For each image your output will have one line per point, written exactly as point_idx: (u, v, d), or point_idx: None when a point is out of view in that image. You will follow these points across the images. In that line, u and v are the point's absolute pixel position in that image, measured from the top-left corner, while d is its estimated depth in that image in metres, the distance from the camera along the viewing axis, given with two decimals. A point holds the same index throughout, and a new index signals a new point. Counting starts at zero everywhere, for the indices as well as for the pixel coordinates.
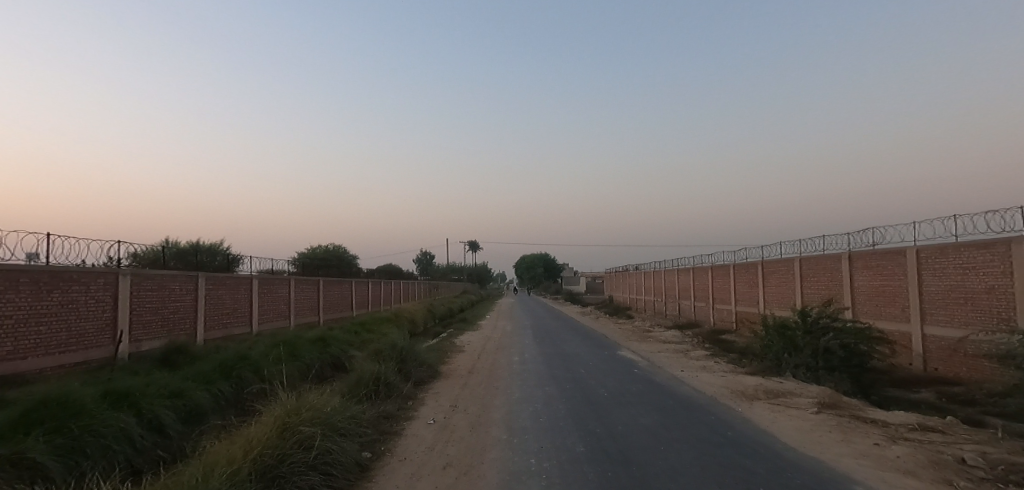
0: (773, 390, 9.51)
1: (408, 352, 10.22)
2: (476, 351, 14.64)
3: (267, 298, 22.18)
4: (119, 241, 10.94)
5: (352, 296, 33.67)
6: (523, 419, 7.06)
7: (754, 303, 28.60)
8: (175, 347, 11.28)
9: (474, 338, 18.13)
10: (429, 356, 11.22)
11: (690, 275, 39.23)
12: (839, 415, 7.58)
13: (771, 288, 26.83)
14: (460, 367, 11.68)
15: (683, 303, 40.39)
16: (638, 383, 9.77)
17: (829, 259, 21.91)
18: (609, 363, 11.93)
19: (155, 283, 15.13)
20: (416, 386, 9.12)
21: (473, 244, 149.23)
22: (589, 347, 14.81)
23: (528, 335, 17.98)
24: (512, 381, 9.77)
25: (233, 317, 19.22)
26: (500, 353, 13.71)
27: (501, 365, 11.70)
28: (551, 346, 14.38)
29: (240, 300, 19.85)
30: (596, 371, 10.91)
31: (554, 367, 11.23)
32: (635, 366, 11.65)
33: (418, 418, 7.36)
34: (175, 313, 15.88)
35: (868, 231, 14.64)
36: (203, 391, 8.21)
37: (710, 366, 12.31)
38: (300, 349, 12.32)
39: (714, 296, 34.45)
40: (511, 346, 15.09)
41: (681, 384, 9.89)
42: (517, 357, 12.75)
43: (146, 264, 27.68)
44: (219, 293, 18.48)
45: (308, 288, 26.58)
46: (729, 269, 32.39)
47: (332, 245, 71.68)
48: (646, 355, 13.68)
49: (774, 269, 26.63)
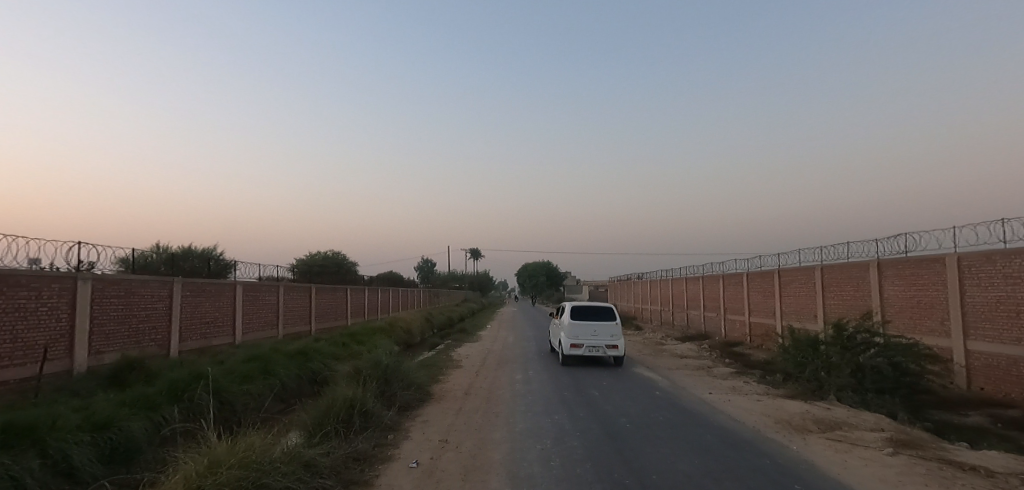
0: (825, 421, 8.04)
1: (393, 371, 8.74)
2: (475, 366, 13.22)
3: (253, 306, 20.78)
4: (79, 243, 9.53)
5: (347, 304, 32.27)
6: (530, 463, 5.62)
7: (771, 314, 27.06)
8: (129, 362, 9.80)
9: (474, 351, 16.71)
10: (419, 375, 9.73)
11: (699, 283, 37.70)
12: (920, 457, 6.14)
13: (789, 298, 25.37)
14: (456, 387, 10.26)
15: (691, 313, 38.84)
16: (663, 409, 8.33)
17: (855, 267, 20.42)
18: (626, 383, 10.50)
19: (122, 290, 13.73)
20: (401, 414, 7.66)
21: (474, 252, 147.88)
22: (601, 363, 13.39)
23: (533, 348, 16.53)
24: (516, 407, 8.34)
25: (213, 326, 17.79)
26: (502, 370, 12.28)
27: (503, 385, 10.29)
28: (558, 362, 12.95)
29: (223, 308, 18.46)
30: (612, 394, 9.49)
31: (564, 388, 9.80)
32: (656, 388, 10.22)
33: (397, 459, 5.87)
34: (144, 323, 14.45)
35: (901, 235, 13.20)
36: (141, 419, 6.74)
37: (741, 387, 10.84)
38: (275, 364, 10.85)
39: (726, 306, 32.90)
40: (514, 361, 13.66)
41: (713, 410, 8.46)
42: (520, 375, 11.33)
43: (130, 269, 26.30)
44: (197, 300, 17.06)
45: (299, 296, 25.16)
46: (743, 278, 30.88)
47: (331, 252, 70.22)
48: (664, 373, 12.23)
49: (793, 277, 25.11)
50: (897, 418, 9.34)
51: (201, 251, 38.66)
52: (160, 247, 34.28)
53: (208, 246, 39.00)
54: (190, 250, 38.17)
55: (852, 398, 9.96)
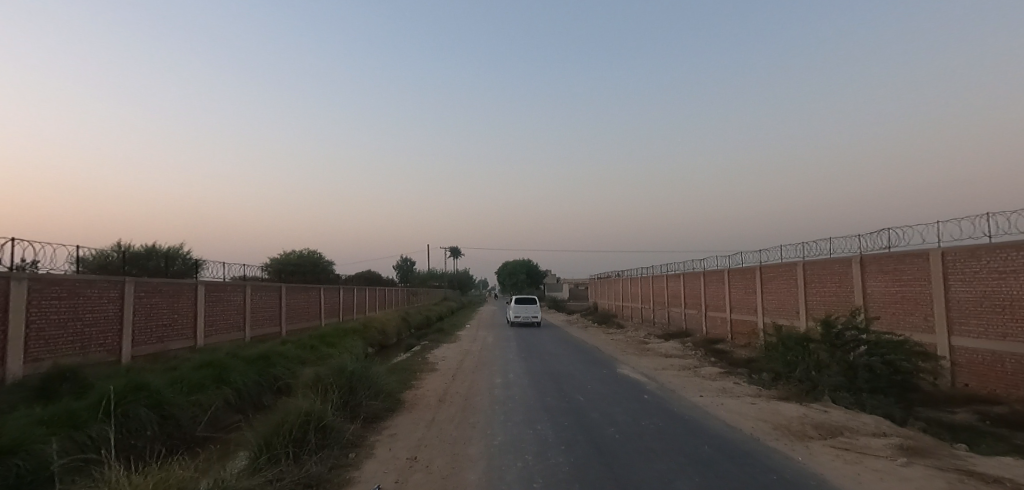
0: (826, 427, 7.49)
1: (359, 377, 7.92)
2: (451, 369, 12.47)
3: (217, 307, 19.67)
4: (11, 239, 8.53)
5: (321, 304, 31.18)
6: (510, 486, 4.91)
7: (752, 311, 26.85)
8: (61, 372, 8.80)
9: (450, 352, 15.94)
10: (389, 381, 8.92)
11: (680, 281, 37.48)
12: (938, 469, 5.59)
13: (771, 294, 25.15)
14: (430, 393, 9.51)
15: (672, 311, 38.62)
16: (654, 415, 7.69)
17: (838, 263, 20.20)
18: (611, 386, 9.87)
19: (64, 291, 12.64)
20: (366, 428, 6.86)
21: (453, 250, 146.72)
22: (583, 363, 12.75)
23: (512, 349, 15.83)
24: (494, 415, 7.63)
25: (170, 329, 16.68)
26: (480, 373, 11.54)
27: (480, 390, 9.55)
28: (539, 364, 12.28)
29: (182, 310, 17.36)
30: (597, 398, 8.83)
31: (545, 393, 9.09)
32: (643, 391, 9.60)
33: (358, 482, 5.09)
34: (90, 327, 13.35)
35: (886, 231, 12.82)
36: (58, 442, 5.80)
37: (731, 388, 10.28)
38: (231, 372, 9.92)
39: (707, 303, 32.71)
40: (492, 363, 12.95)
41: (705, 415, 7.86)
42: (499, 379, 10.62)
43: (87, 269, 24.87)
44: (152, 302, 15.95)
45: (267, 296, 24.03)
46: (724, 275, 30.67)
47: (306, 251, 68.47)
48: (650, 374, 11.64)
49: (775, 274, 24.91)
50: (895, 420, 8.87)
51: (166, 250, 37.04)
52: (121, 246, 32.64)
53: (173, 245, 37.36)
54: (154, 249, 36.52)
55: (847, 399, 9.47)
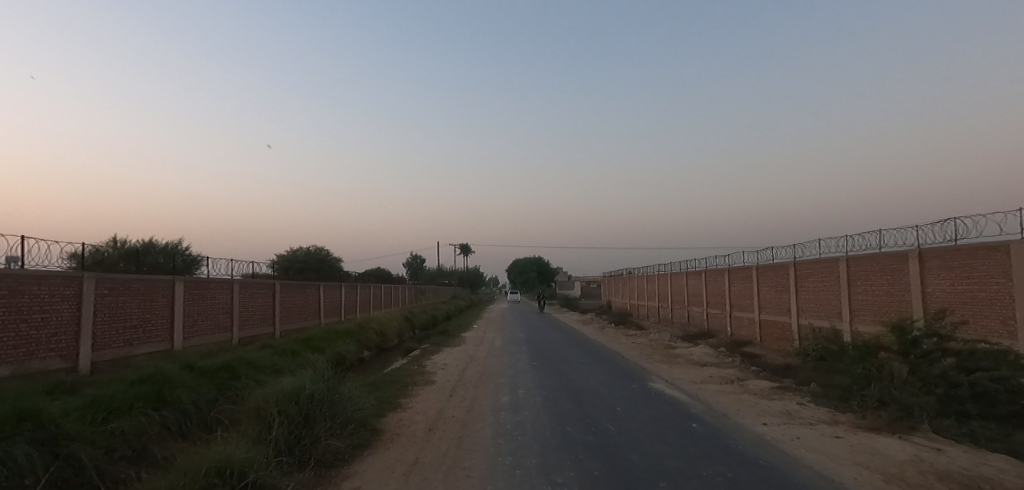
0: (959, 480, 5.39)
1: (318, 400, 5.95)
2: (451, 381, 10.53)
3: (199, 305, 17.91)
4: None
5: (321, 302, 29.43)
6: None
7: (785, 311, 24.59)
8: None
9: (452, 359, 14.04)
10: (364, 403, 6.97)
11: (701, 278, 35.21)
12: None
13: (807, 293, 22.90)
14: (419, 417, 7.58)
15: (693, 310, 36.35)
16: (717, 460, 5.61)
17: (891, 258, 17.90)
18: (648, 410, 7.81)
19: (4, 287, 10.77)
20: (317, 480, 4.84)
21: (463, 248, 144.80)
22: (608, 376, 10.72)
23: (524, 356, 13.80)
24: (498, 457, 5.65)
25: (141, 331, 14.92)
26: (484, 388, 9.54)
27: (483, 415, 7.59)
28: (555, 377, 10.31)
29: (155, 310, 15.58)
30: (633, 429, 6.79)
31: (566, 421, 7.08)
32: (689, 416, 7.57)
33: None
34: (38, 329, 11.57)
35: (952, 220, 10.16)
36: None
37: (798, 412, 8.18)
38: (173, 391, 7.94)
39: (732, 302, 30.46)
40: (499, 374, 11.00)
41: (785, 459, 5.79)
42: (507, 398, 8.64)
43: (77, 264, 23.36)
44: (118, 301, 14.17)
45: (259, 294, 22.25)
46: (752, 272, 28.38)
47: (313, 247, 66.82)
48: (690, 391, 9.54)
49: (812, 270, 22.64)
50: None
51: (163, 246, 35.45)
52: (115, 240, 31.08)
53: (172, 241, 35.73)
54: (151, 244, 35.00)
55: (953, 431, 7.31)
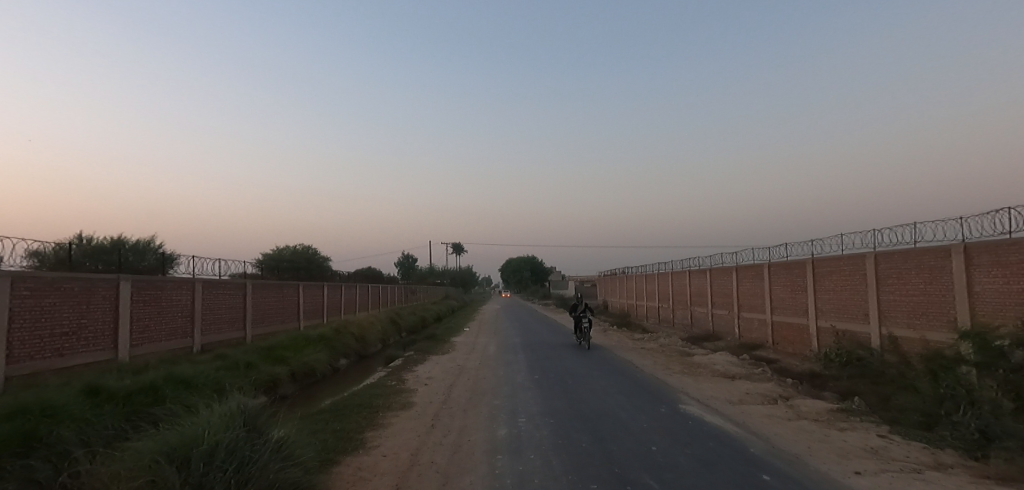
0: None
1: (221, 458, 3.93)
2: (436, 403, 8.53)
3: (152, 308, 15.74)
4: None
5: (300, 303, 27.26)
6: None
7: (801, 312, 22.81)
8: None
9: (439, 370, 12.05)
10: (303, 453, 4.92)
11: (705, 277, 33.42)
12: None
13: (828, 292, 21.08)
14: (386, 463, 5.56)
15: (696, 311, 34.55)
16: None
17: (930, 253, 16.07)
18: (693, 452, 5.83)
19: None
20: None
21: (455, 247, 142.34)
22: (627, 396, 8.74)
23: (523, 368, 11.80)
24: None
25: (75, 339, 12.76)
26: (475, 414, 7.54)
27: (474, 460, 5.60)
28: (562, 398, 8.36)
29: (94, 314, 13.42)
30: (686, 486, 4.82)
31: (589, 474, 5.10)
32: (752, 461, 5.60)
33: None
34: None
35: (997, 213, 8.91)
36: None
37: (888, 450, 6.23)
38: (52, 429, 5.88)
39: (740, 302, 28.68)
40: (493, 394, 9.01)
41: None
42: (505, 431, 6.63)
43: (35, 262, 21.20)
44: (45, 303, 12.01)
45: (227, 294, 20.09)
46: (763, 270, 26.58)
47: (301, 246, 64.55)
48: (735, 419, 7.53)
49: (833, 268, 20.83)
50: None
51: (134, 244, 33.09)
52: (78, 237, 28.74)
53: (144, 238, 33.52)
54: (121, 241, 32.66)
55: None
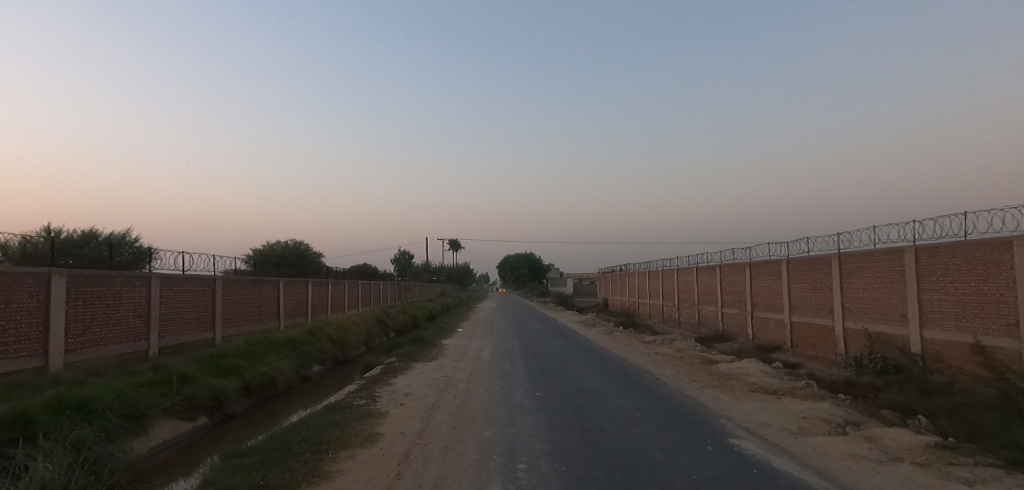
0: None
1: None
2: (410, 435, 6.48)
3: (96, 307, 13.67)
4: None
5: (280, 301, 25.20)
6: None
7: (825, 312, 20.87)
8: None
9: (421, 383, 10.06)
10: None
11: (714, 274, 31.49)
12: None
13: (857, 290, 19.15)
14: None
15: (705, 310, 32.59)
16: None
17: (982, 248, 14.16)
18: None
19: None
20: None
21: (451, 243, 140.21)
22: (658, 424, 6.75)
23: (522, 381, 9.83)
24: None
25: None
26: (459, 456, 5.53)
27: None
28: (575, 429, 6.37)
29: (18, 314, 11.37)
30: None
31: None
32: None
33: None
34: None
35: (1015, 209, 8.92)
36: None
37: None
38: None
39: (754, 301, 26.72)
40: (484, 421, 6.99)
41: None
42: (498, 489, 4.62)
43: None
44: None
45: (192, 291, 18.03)
46: (779, 266, 24.64)
47: (292, 242, 62.44)
48: (813, 464, 5.51)
49: (863, 263, 18.94)
50: None
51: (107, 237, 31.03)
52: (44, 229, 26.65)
53: (118, 231, 31.44)
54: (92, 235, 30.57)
55: None
